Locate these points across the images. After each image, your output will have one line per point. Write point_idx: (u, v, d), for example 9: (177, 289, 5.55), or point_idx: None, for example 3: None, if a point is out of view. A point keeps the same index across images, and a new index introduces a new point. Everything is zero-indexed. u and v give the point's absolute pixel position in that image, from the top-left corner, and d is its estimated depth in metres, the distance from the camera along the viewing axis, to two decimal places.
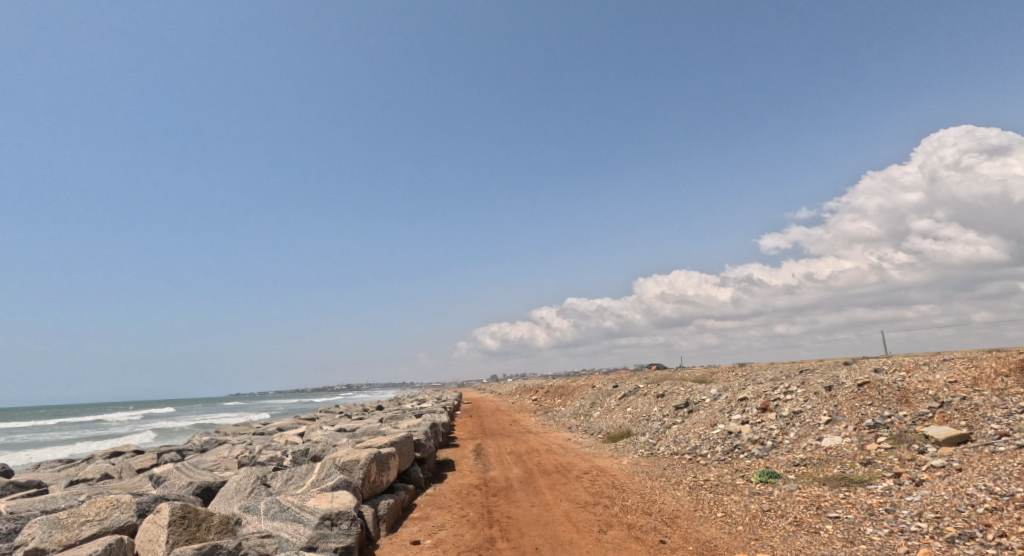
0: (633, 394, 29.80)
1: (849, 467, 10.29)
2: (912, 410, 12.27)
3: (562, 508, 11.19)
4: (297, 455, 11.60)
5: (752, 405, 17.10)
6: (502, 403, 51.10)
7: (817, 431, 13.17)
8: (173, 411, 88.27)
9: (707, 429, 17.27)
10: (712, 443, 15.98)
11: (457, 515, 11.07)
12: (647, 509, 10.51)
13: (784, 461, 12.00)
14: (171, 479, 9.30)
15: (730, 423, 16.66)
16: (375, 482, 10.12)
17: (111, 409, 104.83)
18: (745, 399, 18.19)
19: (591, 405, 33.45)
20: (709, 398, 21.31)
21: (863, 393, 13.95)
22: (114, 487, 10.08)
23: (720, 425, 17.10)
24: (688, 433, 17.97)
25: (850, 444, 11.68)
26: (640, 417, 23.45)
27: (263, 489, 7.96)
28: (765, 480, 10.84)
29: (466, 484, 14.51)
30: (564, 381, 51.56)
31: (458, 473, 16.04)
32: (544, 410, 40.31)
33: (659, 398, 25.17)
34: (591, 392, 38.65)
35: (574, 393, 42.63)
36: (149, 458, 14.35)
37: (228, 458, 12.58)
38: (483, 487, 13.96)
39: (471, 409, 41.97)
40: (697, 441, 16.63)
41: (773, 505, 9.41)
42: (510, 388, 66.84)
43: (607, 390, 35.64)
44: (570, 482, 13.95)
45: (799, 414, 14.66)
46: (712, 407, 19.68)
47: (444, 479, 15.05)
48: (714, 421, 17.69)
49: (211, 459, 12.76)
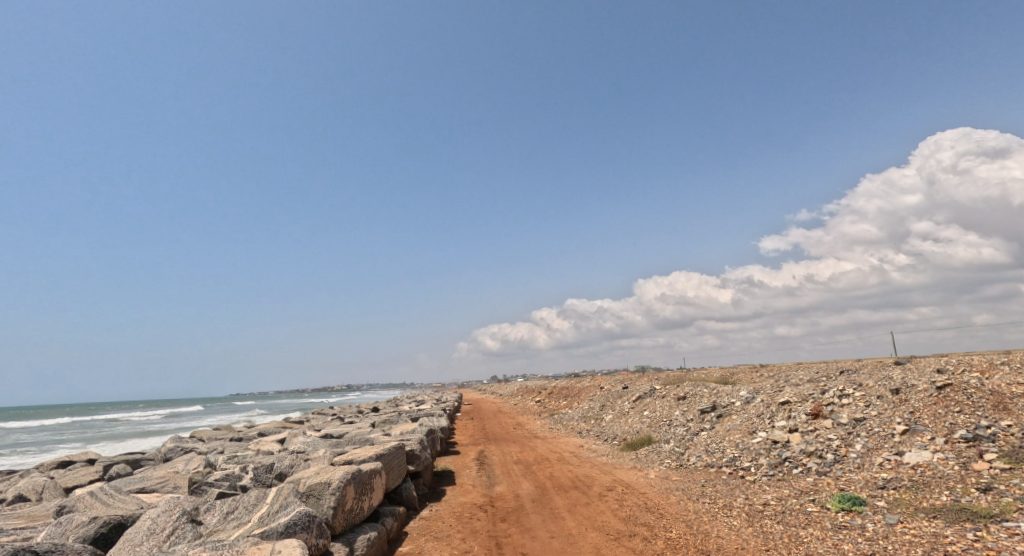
0: (649, 396, 27.36)
1: (962, 495, 8.08)
2: (1017, 420, 10.01)
3: (590, 542, 8.93)
4: (259, 471, 9.37)
5: (798, 410, 14.82)
6: (504, 405, 48.80)
7: (892, 444, 10.99)
8: (168, 411, 85.86)
9: (745, 438, 15.03)
10: (754, 455, 13.80)
11: (459, 551, 8.76)
12: (700, 545, 8.25)
13: (863, 483, 9.73)
14: (77, 508, 7.08)
15: (774, 432, 14.39)
16: (352, 511, 7.87)
17: (105, 410, 102.40)
18: (787, 402, 15.85)
19: (601, 407, 31.15)
20: (740, 401, 19.04)
21: (945, 397, 11.68)
22: (16, 516, 7.85)
23: (761, 433, 14.87)
24: (722, 441, 15.72)
25: (946, 461, 9.44)
26: (660, 422, 21.19)
27: (187, 533, 5.81)
28: (847, 509, 8.58)
29: (467, 503, 12.28)
30: (568, 382, 49.21)
31: (459, 488, 13.75)
32: (550, 412, 37.92)
33: (680, 400, 22.80)
34: (599, 393, 36.32)
35: (580, 393, 40.32)
36: (91, 471, 12.11)
37: (180, 475, 10.34)
38: (489, 508, 11.68)
39: (472, 411, 39.66)
40: (737, 452, 14.38)
41: (875, 547, 7.16)
42: (512, 389, 64.41)
43: (617, 392, 33.31)
44: (593, 503, 11.68)
45: (863, 422, 12.43)
46: (745, 412, 17.42)
47: (442, 496, 12.82)
48: (753, 428, 15.43)
49: (158, 475, 10.50)
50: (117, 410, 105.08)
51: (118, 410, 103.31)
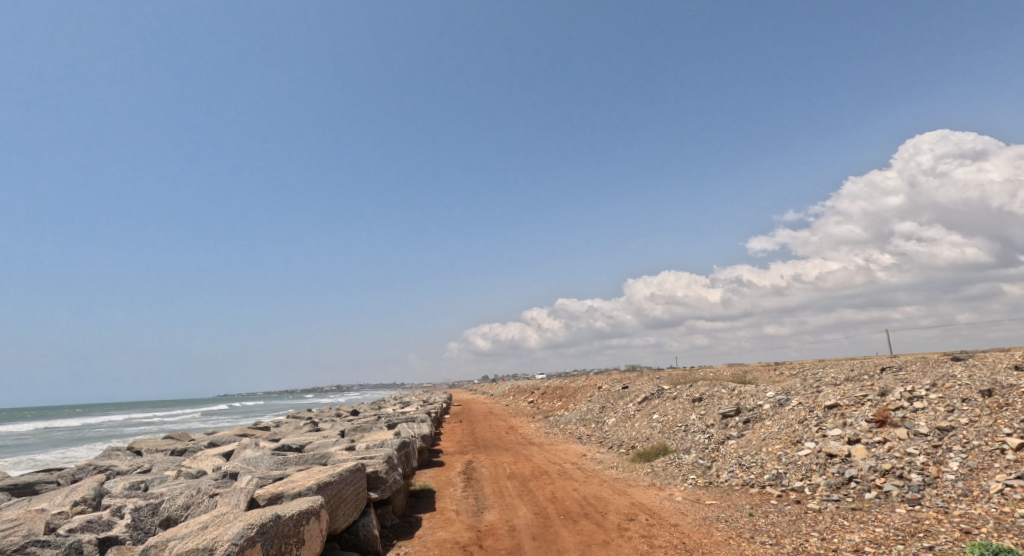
0: (655, 396, 24.59)
1: None
2: None
3: None
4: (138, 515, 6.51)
5: (855, 415, 12.14)
6: (495, 406, 45.98)
7: (1010, 466, 8.38)
8: (144, 415, 81.89)
9: (790, 450, 12.31)
10: (806, 473, 11.08)
11: None
12: None
13: (995, 523, 7.01)
14: None
15: (826, 442, 11.70)
16: None
17: (82, 414, 98.16)
18: (835, 406, 13.16)
19: (601, 410, 28.38)
20: (769, 403, 16.33)
21: None
22: None
23: (809, 443, 12.13)
24: (759, 453, 12.98)
25: None
26: (674, 428, 18.47)
27: None
28: None
29: (448, 540, 9.47)
30: (562, 381, 46.47)
31: (438, 517, 10.92)
32: (544, 415, 35.03)
33: (694, 403, 20.05)
34: (596, 394, 33.61)
35: (576, 394, 37.53)
36: None
37: (42, 514, 7.46)
38: (475, 549, 8.80)
39: (460, 413, 36.77)
40: (781, 468, 11.68)
41: None
42: (503, 389, 61.55)
43: (618, 392, 30.64)
44: (614, 543, 8.87)
45: (955, 433, 9.79)
46: (779, 417, 14.71)
47: (416, 530, 9.99)
48: (797, 437, 12.71)
49: (12, 515, 7.57)
50: (87, 412, 100.50)
51: (89, 413, 98.82)
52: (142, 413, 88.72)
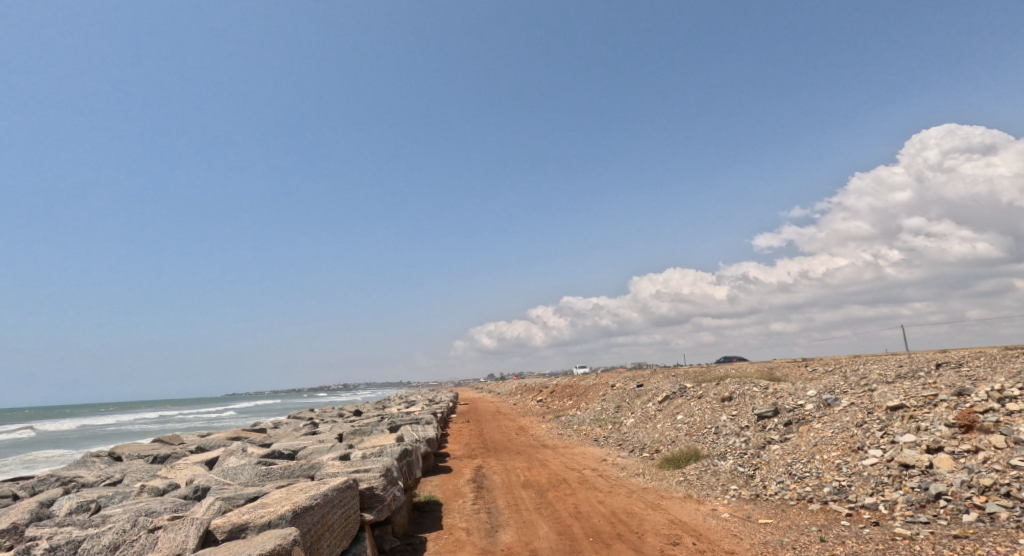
0: (677, 395, 22.86)
1: None
2: None
3: None
4: None
5: (929, 419, 10.43)
6: (503, 405, 44.22)
7: None
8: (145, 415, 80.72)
9: (852, 459, 10.59)
10: (878, 487, 9.36)
11: None
12: None
13: None
14: None
15: (897, 450, 10.00)
16: None
17: (86, 414, 97.23)
18: (900, 407, 11.44)
19: (617, 410, 26.63)
20: (813, 403, 14.61)
21: None
22: None
23: (876, 451, 10.40)
24: (813, 462, 11.26)
25: None
26: (704, 430, 16.78)
27: None
28: None
29: None
30: (572, 379, 44.68)
31: (445, 539, 9.31)
32: (554, 415, 33.29)
33: (724, 402, 18.34)
34: (610, 393, 31.83)
35: (589, 393, 35.73)
36: None
37: None
38: None
39: (468, 413, 34.98)
40: (844, 481, 9.98)
41: None
42: (510, 387, 59.76)
43: (634, 390, 28.85)
44: None
45: None
46: (828, 420, 13.01)
47: None
48: (857, 443, 11.01)
49: None
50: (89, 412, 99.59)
51: (92, 413, 97.93)
52: (143, 414, 87.50)
